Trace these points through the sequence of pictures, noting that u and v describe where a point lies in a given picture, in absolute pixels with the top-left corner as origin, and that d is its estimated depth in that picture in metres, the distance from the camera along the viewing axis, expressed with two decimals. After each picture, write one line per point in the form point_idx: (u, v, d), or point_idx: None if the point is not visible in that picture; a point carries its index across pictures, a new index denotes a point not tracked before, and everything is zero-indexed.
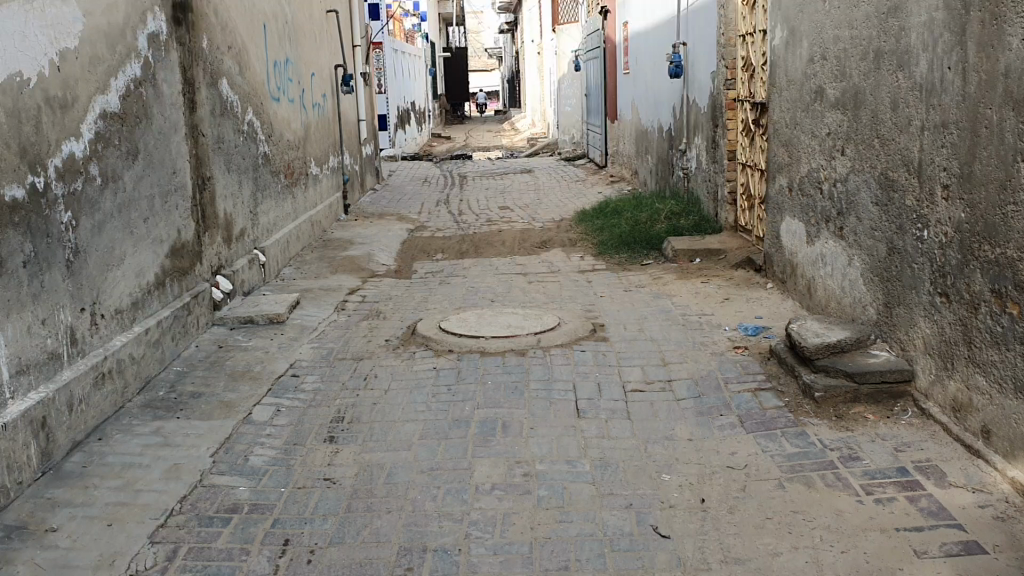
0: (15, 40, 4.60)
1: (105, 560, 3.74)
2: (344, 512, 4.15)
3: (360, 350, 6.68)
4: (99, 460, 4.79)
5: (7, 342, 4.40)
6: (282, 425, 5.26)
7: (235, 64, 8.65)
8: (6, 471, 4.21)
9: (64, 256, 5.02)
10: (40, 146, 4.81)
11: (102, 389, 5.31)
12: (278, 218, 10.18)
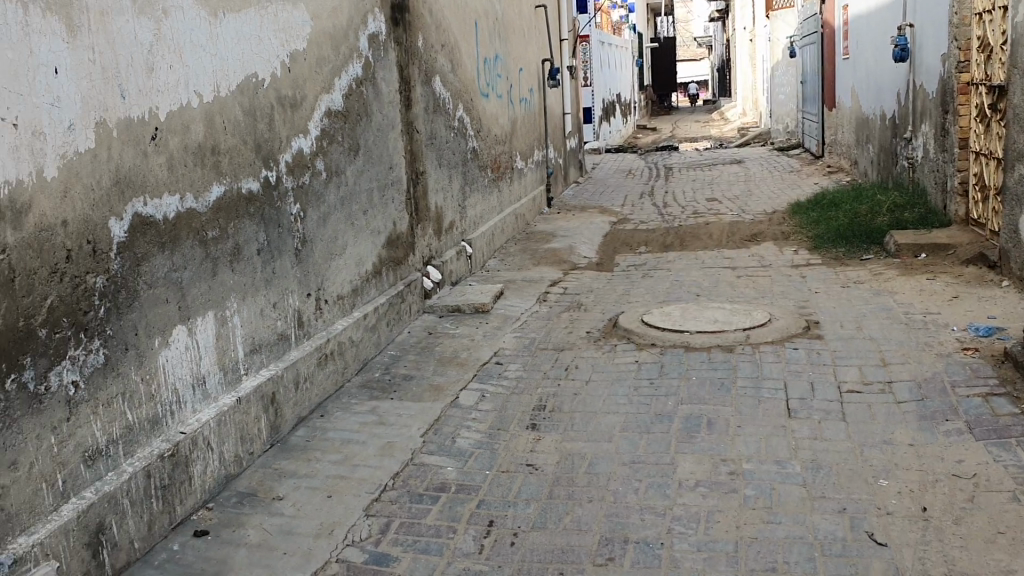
0: (252, 44, 4.96)
1: (325, 528, 3.98)
2: (546, 498, 4.20)
3: (563, 341, 6.74)
4: (321, 435, 5.10)
5: (243, 322, 4.76)
6: (487, 411, 5.39)
7: (447, 62, 8.94)
8: (239, 441, 4.57)
9: (293, 245, 5.37)
10: (273, 142, 5.16)
11: (325, 369, 5.66)
12: (485, 211, 10.46)
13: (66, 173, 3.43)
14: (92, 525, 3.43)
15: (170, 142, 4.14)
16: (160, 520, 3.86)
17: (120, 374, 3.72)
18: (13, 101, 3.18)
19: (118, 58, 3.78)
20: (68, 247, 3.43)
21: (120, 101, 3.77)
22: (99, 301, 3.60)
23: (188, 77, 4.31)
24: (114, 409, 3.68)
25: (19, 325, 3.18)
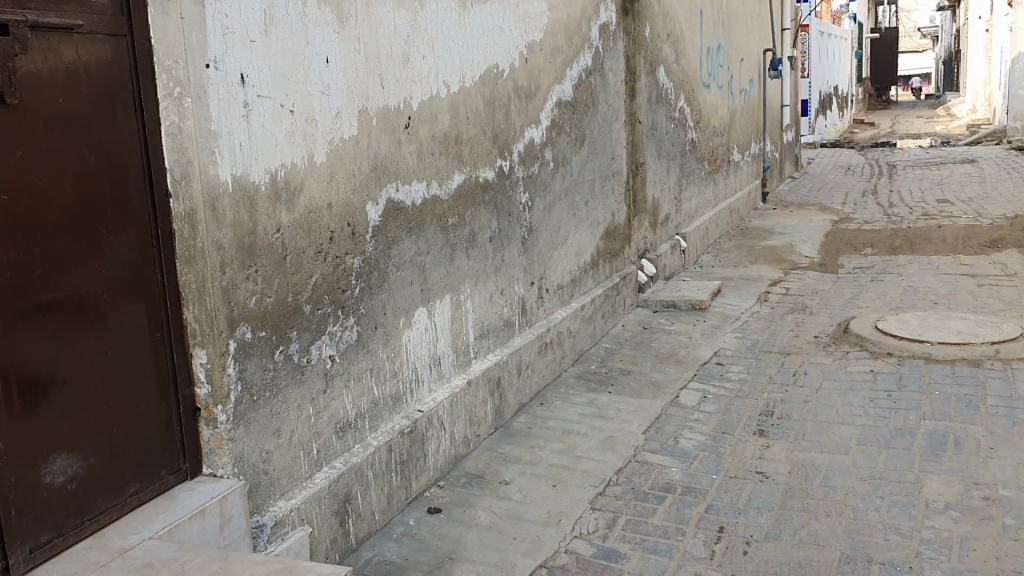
0: (494, 34, 5.03)
1: (553, 518, 4.00)
2: (779, 509, 4.03)
3: (787, 344, 6.47)
4: (543, 423, 5.14)
5: (475, 308, 4.86)
6: (710, 412, 5.24)
7: (672, 52, 8.78)
8: (467, 423, 4.67)
9: (521, 233, 5.43)
10: (509, 132, 5.23)
11: (545, 357, 5.70)
12: (700, 204, 10.23)
13: (332, 158, 3.60)
14: (341, 494, 3.60)
15: (421, 130, 4.27)
16: (398, 494, 4.01)
17: (369, 351, 3.88)
18: (292, 89, 3.36)
19: (379, 49, 3.92)
20: (332, 229, 3.61)
21: (379, 89, 3.92)
22: (355, 280, 3.77)
23: (439, 68, 4.43)
24: (363, 384, 3.84)
25: (288, 300, 3.36)
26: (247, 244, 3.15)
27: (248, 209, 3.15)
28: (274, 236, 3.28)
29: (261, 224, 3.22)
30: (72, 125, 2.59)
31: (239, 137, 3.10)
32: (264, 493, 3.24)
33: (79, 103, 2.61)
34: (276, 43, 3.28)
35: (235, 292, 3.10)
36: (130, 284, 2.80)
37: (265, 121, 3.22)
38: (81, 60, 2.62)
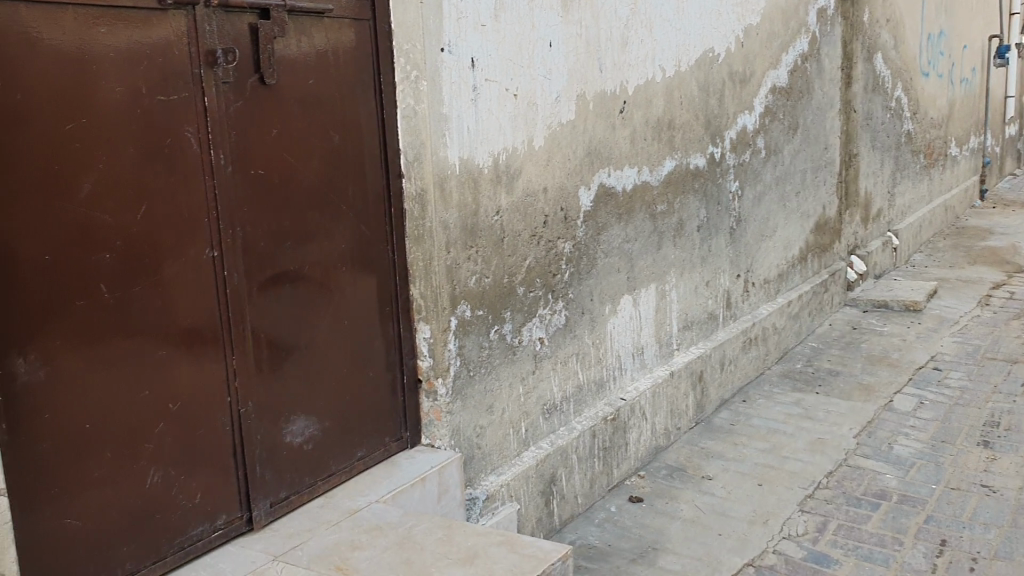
0: (711, 17, 4.92)
1: (760, 517, 3.88)
2: (1010, 526, 3.74)
3: (1014, 352, 6.01)
4: (745, 420, 5.01)
5: (680, 298, 4.78)
6: (928, 420, 4.94)
7: (891, 37, 8.31)
8: (669, 415, 4.61)
9: (729, 223, 5.29)
10: (721, 118, 5.10)
11: (748, 353, 5.55)
12: (914, 200, 9.65)
13: (551, 142, 3.63)
14: (547, 475, 3.64)
15: (635, 115, 4.23)
16: (599, 480, 4.02)
17: (575, 336, 3.89)
18: (517, 73, 3.41)
19: (600, 33, 3.92)
20: (546, 213, 3.64)
21: (598, 73, 3.91)
22: (566, 265, 3.78)
23: (655, 52, 4.37)
24: (570, 368, 3.86)
25: (505, 281, 3.42)
26: (470, 224, 3.23)
27: (472, 190, 3.22)
28: (494, 218, 3.34)
29: (484, 204, 3.28)
30: (319, 106, 2.73)
31: (467, 119, 3.18)
32: (476, 468, 3.31)
33: (326, 84, 2.75)
34: (504, 27, 3.33)
35: (458, 270, 3.18)
36: (365, 258, 2.92)
37: (492, 104, 3.29)
38: (330, 44, 2.75)
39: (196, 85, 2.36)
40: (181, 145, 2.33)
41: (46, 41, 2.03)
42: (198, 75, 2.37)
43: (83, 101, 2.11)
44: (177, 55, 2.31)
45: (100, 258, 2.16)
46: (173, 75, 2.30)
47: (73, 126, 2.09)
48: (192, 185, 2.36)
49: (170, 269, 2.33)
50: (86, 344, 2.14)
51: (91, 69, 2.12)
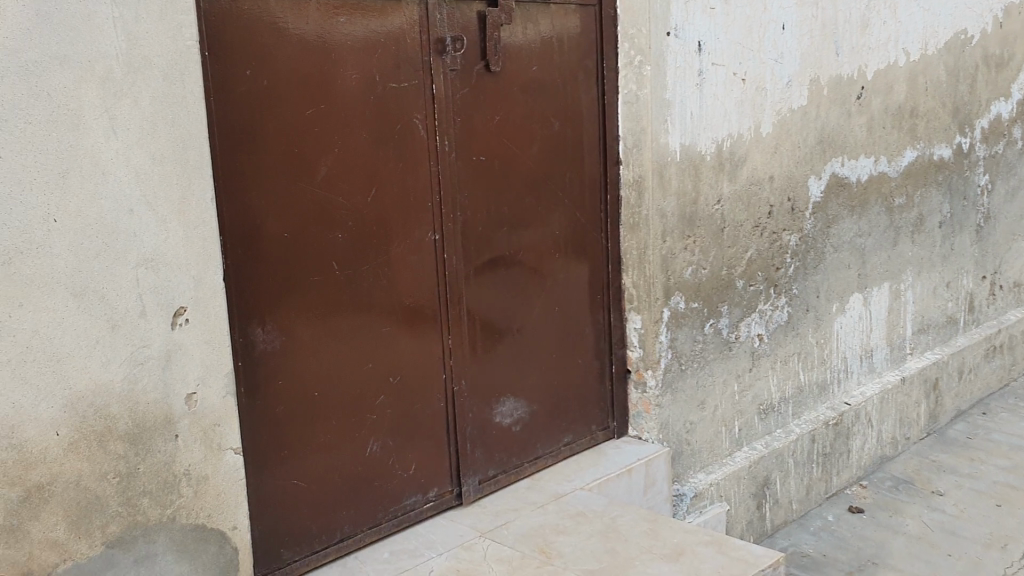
0: None
1: (997, 540, 3.56)
2: None
3: None
4: (984, 435, 4.61)
5: (916, 298, 4.45)
6: None
7: None
8: (897, 424, 4.32)
9: (976, 220, 4.87)
10: (972, 105, 4.69)
11: (992, 361, 5.09)
12: None
13: (779, 129, 3.48)
14: (759, 478, 3.51)
15: (874, 101, 3.97)
16: (817, 486, 3.83)
17: (797, 334, 3.71)
18: (746, 57, 3.28)
19: (838, 15, 3.70)
20: (771, 203, 3.49)
21: (834, 57, 3.70)
22: (789, 259, 3.61)
23: (900, 35, 4.08)
24: (790, 367, 3.69)
25: (723, 273, 3.31)
26: (689, 213, 3.14)
27: (693, 178, 3.14)
28: (715, 207, 3.24)
29: (705, 193, 3.19)
30: (540, 92, 2.76)
31: (692, 105, 3.08)
32: (686, 463, 3.24)
33: (548, 71, 2.77)
34: (735, 10, 3.21)
35: (675, 261, 3.11)
36: (579, 245, 2.94)
37: (718, 89, 3.18)
38: (554, 31, 2.77)
39: (425, 71, 2.44)
40: (409, 130, 2.41)
41: (291, 31, 2.15)
42: (428, 62, 2.44)
43: (322, 87, 2.22)
44: (408, 43, 2.39)
45: (333, 236, 2.28)
46: (405, 63, 2.39)
47: (312, 112, 2.20)
48: (419, 169, 2.44)
49: (396, 249, 2.42)
50: (318, 317, 2.27)
51: (330, 58, 2.23)
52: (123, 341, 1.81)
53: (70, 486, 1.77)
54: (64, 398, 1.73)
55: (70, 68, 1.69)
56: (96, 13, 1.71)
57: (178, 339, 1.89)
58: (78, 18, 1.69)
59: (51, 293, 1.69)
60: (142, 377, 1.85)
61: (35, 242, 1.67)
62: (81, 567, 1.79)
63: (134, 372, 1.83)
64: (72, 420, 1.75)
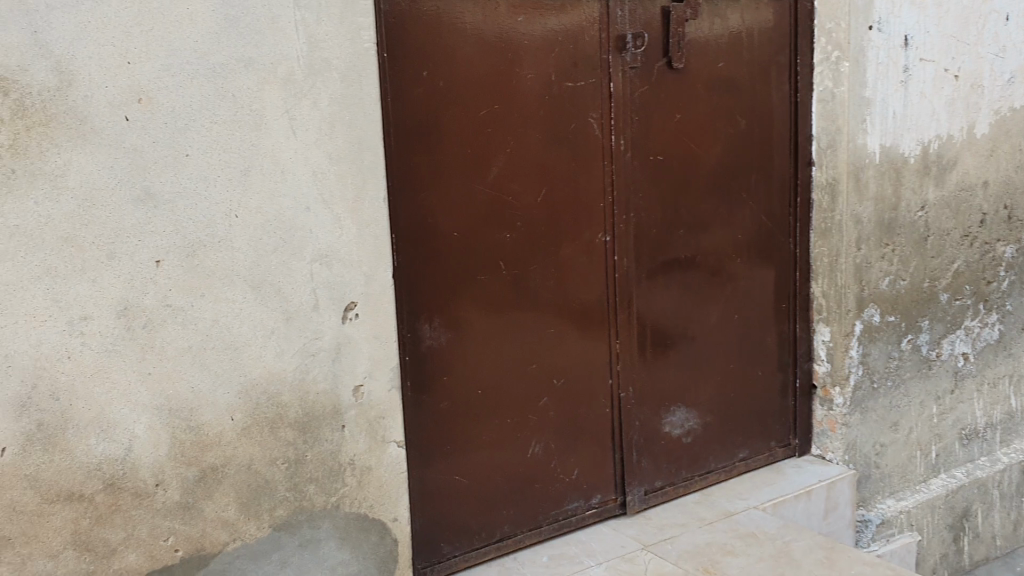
0: None
1: None
2: None
3: None
4: None
5: None
6: None
7: None
8: None
9: None
10: None
11: None
12: None
13: (997, 130, 3.17)
14: (958, 508, 3.23)
15: None
16: None
17: (1010, 355, 3.37)
18: (961, 52, 3.00)
19: None
20: (984, 211, 3.18)
21: None
22: (1004, 271, 3.29)
23: None
24: (999, 390, 3.36)
25: (925, 286, 3.06)
26: (888, 220, 2.91)
27: (894, 182, 2.91)
28: (918, 214, 2.99)
29: (907, 199, 2.95)
30: (726, 90, 2.64)
31: (895, 104, 2.86)
32: (873, 488, 3.01)
33: (735, 67, 2.64)
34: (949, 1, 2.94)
35: (870, 271, 2.89)
36: (763, 250, 2.80)
37: (925, 88, 2.93)
38: (745, 25, 2.64)
39: (603, 70, 2.39)
40: (584, 130, 2.37)
41: (470, 30, 2.15)
42: (607, 60, 2.39)
43: (497, 87, 2.22)
44: (588, 41, 2.35)
45: (503, 236, 2.27)
46: (583, 61, 2.35)
47: (486, 111, 2.20)
48: (593, 170, 2.40)
49: (567, 250, 2.39)
50: (485, 316, 2.27)
51: (507, 57, 2.22)
52: (297, 333, 1.81)
53: (243, 469, 1.78)
54: (240, 385, 1.75)
55: (255, 70, 1.71)
56: (281, 17, 1.73)
57: (349, 333, 1.87)
58: (264, 22, 1.71)
59: (231, 285, 1.72)
60: (314, 368, 1.84)
61: (217, 237, 1.70)
62: (250, 547, 1.80)
63: (305, 363, 1.82)
64: (247, 407, 1.77)
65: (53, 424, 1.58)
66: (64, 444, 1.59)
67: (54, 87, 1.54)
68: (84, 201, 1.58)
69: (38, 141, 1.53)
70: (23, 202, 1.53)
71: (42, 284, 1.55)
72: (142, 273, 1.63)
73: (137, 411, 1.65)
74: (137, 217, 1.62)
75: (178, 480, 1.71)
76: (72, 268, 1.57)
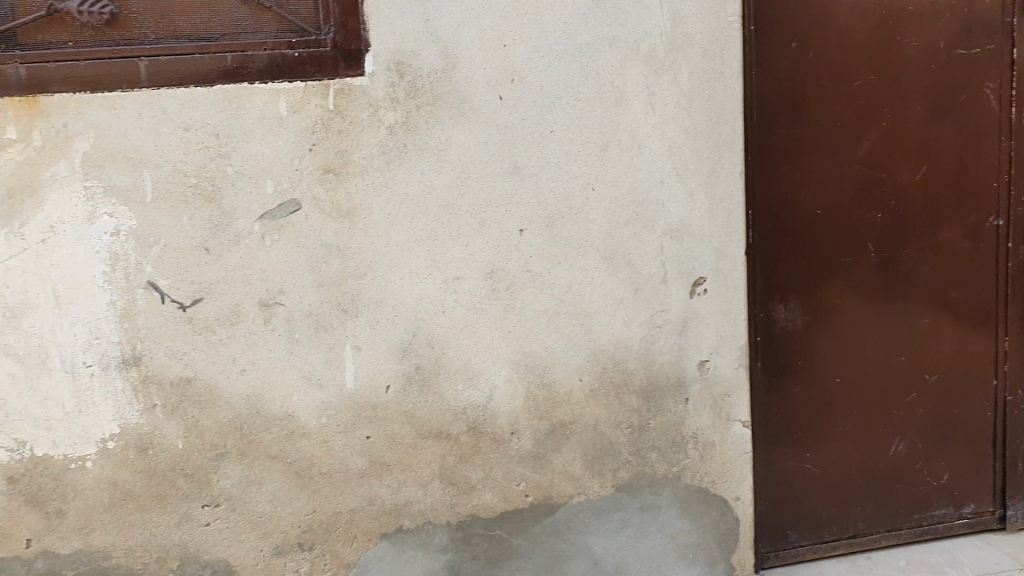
0: None
1: None
2: None
3: None
4: None
5: None
6: None
7: None
8: None
9: None
10: None
11: None
12: None
13: None
14: None
15: None
16: None
17: None
18: None
19: None
20: None
21: None
22: None
23: None
24: None
25: None
26: None
27: None
28: None
29: None
30: None
31: None
32: None
33: None
34: None
35: None
36: None
37: None
38: None
39: (1005, 35, 2.14)
40: (978, 102, 2.15)
41: None
42: (1011, 23, 2.13)
43: (876, 57, 2.08)
44: (988, 4, 2.12)
45: (873, 216, 2.14)
46: (980, 26, 2.12)
47: (861, 83, 2.08)
48: (985, 146, 2.17)
49: (948, 234, 2.19)
50: (850, 300, 2.16)
51: (889, 25, 2.07)
52: (647, 303, 1.84)
53: (589, 429, 1.86)
54: (590, 349, 1.84)
55: (619, 48, 1.77)
56: None
57: (698, 307, 1.86)
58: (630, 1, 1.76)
59: (586, 254, 1.81)
60: (661, 339, 1.86)
61: (576, 208, 1.79)
62: (593, 503, 1.88)
63: (653, 334, 1.85)
64: (596, 369, 1.85)
65: (428, 369, 1.78)
66: (435, 387, 1.79)
67: (441, 69, 1.72)
68: (461, 172, 1.74)
69: (426, 118, 1.72)
70: (412, 172, 1.73)
71: (424, 247, 1.75)
72: (507, 240, 1.78)
73: (498, 364, 1.81)
74: (505, 188, 1.76)
75: (531, 431, 1.84)
76: (449, 233, 1.75)
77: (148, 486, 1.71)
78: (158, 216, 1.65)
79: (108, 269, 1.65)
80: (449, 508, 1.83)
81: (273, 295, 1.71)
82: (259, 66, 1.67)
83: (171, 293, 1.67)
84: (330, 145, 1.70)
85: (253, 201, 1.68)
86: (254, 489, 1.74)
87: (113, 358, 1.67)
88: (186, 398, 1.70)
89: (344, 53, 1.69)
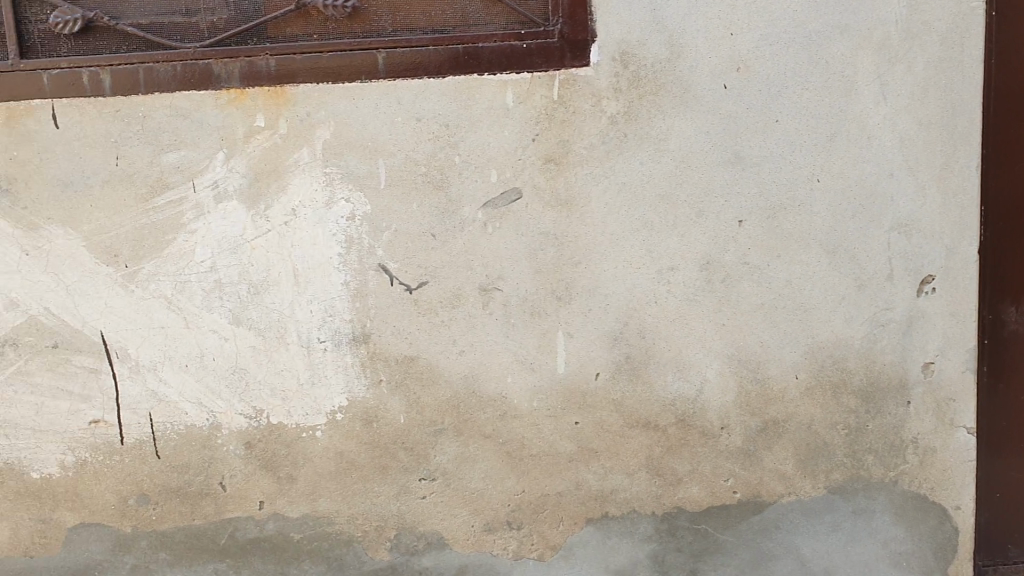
0: None
1: None
2: None
3: None
4: None
5: None
6: None
7: None
8: None
9: None
10: None
11: None
12: None
13: None
14: None
15: None
16: None
17: None
18: None
19: None
20: None
21: None
22: None
23: None
24: None
25: None
26: None
27: None
28: None
29: None
30: None
31: None
32: None
33: None
34: None
35: None
36: None
37: None
38: None
39: None
40: None
41: None
42: None
43: None
44: None
45: None
46: None
47: None
48: None
49: None
50: None
51: None
52: (869, 301, 1.78)
53: (802, 427, 1.82)
54: (807, 346, 1.80)
55: (850, 37, 1.71)
56: None
57: (924, 307, 1.78)
58: None
59: (807, 248, 1.77)
60: (883, 338, 1.79)
61: (798, 200, 1.75)
62: (803, 503, 1.84)
63: (875, 332, 1.79)
64: (812, 367, 1.80)
65: (640, 358, 1.79)
66: (646, 376, 1.80)
67: (665, 58, 1.71)
68: (681, 162, 1.74)
69: (648, 108, 1.72)
70: (631, 162, 1.74)
71: (639, 237, 1.75)
72: (725, 232, 1.76)
73: (711, 357, 1.79)
74: (725, 179, 1.74)
75: (742, 426, 1.82)
76: (666, 223, 1.75)
77: (372, 458, 1.79)
78: (390, 202, 1.73)
79: (344, 251, 1.74)
80: (656, 498, 1.83)
81: (493, 280, 1.76)
82: (489, 57, 1.71)
83: (399, 275, 1.75)
84: (553, 135, 1.72)
85: (479, 189, 1.73)
86: (468, 466, 1.80)
87: (345, 335, 1.77)
88: (409, 375, 1.78)
89: (571, 44, 1.71)
